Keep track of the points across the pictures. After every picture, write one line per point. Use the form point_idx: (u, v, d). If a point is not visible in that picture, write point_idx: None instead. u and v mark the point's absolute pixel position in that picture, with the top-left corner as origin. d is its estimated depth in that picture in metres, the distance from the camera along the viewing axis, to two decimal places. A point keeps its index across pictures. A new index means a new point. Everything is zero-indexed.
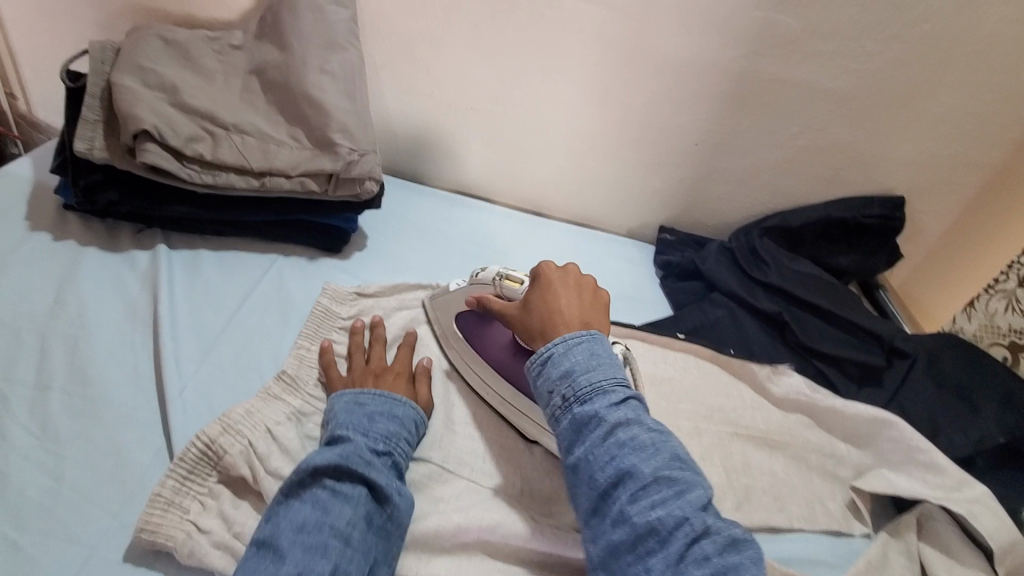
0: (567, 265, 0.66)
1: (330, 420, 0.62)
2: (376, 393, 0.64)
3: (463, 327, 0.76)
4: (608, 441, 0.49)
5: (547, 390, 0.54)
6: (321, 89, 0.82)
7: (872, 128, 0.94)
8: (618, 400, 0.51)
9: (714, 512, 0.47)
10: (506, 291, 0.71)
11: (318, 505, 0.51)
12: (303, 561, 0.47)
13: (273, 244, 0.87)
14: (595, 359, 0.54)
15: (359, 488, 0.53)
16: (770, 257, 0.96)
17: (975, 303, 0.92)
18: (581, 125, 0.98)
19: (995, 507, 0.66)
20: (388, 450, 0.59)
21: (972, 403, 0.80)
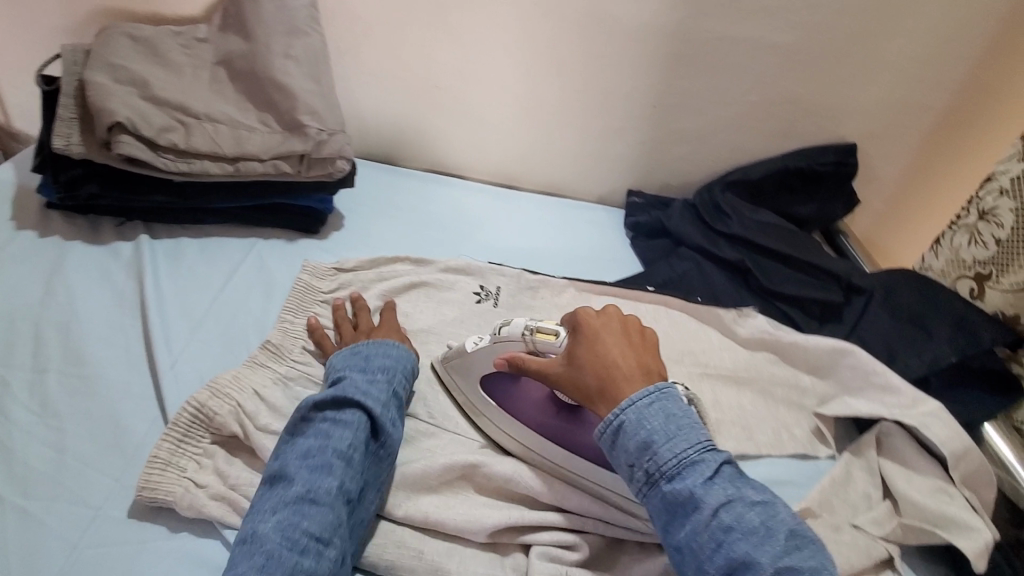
0: (605, 307, 0.64)
1: (331, 364, 0.66)
2: (366, 342, 0.68)
3: (488, 391, 0.69)
4: (711, 525, 0.49)
5: (628, 464, 0.54)
6: (287, 73, 0.85)
7: (820, 80, 0.98)
8: (712, 474, 0.51)
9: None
10: (539, 346, 0.65)
11: (320, 433, 0.56)
12: (308, 481, 0.53)
13: (253, 229, 0.90)
14: (675, 425, 0.53)
15: (357, 415, 0.58)
16: (731, 209, 1.00)
17: (941, 240, 0.94)
18: (542, 96, 1.02)
19: (947, 417, 0.70)
20: (386, 380, 0.63)
21: (927, 328, 0.84)
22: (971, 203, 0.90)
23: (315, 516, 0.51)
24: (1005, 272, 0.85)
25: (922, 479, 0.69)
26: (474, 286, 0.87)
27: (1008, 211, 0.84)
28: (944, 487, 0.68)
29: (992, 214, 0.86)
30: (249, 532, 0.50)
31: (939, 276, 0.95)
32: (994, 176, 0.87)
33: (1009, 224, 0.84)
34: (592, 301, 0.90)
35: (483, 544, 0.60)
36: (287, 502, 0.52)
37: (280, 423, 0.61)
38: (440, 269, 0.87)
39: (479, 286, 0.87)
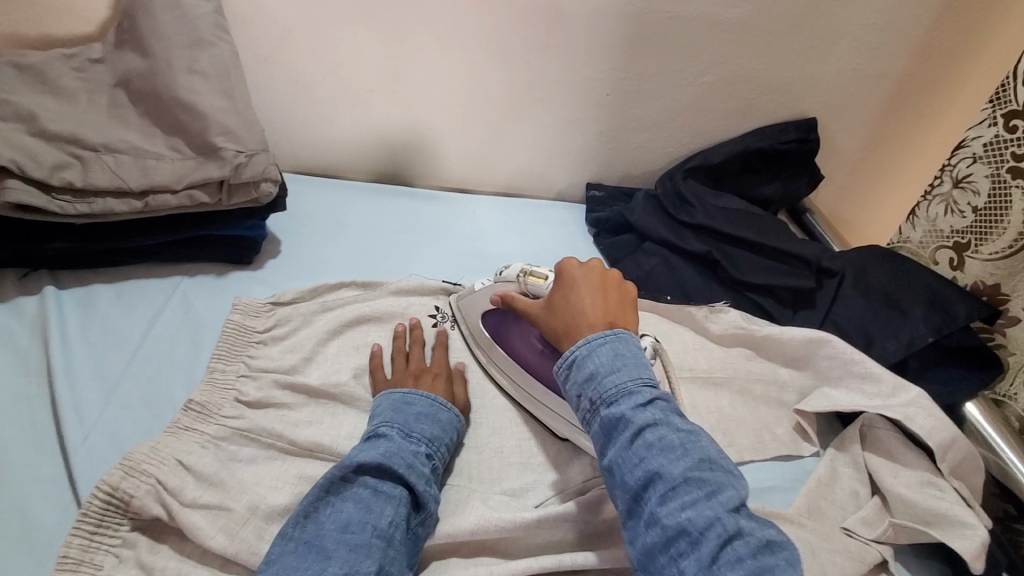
0: (591, 261, 0.63)
1: (373, 418, 0.62)
2: (423, 394, 0.65)
3: (489, 323, 0.75)
4: (636, 443, 0.48)
5: (574, 393, 0.53)
6: (194, 91, 0.76)
7: (775, 54, 0.93)
8: (645, 400, 0.50)
9: (746, 514, 0.45)
10: (531, 288, 0.68)
11: (363, 503, 0.52)
12: (348, 560, 0.48)
13: (176, 266, 0.82)
14: (620, 359, 0.52)
15: (401, 489, 0.54)
16: (694, 198, 0.95)
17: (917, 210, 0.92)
18: (489, 93, 0.95)
19: (930, 405, 0.68)
20: (429, 453, 0.60)
21: (901, 308, 0.81)
22: (944, 171, 0.88)
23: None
24: (983, 240, 0.82)
25: (909, 472, 0.66)
26: (429, 308, 0.80)
27: (983, 177, 0.82)
28: (932, 479, 0.65)
29: (967, 181, 0.83)
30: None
31: (918, 247, 0.93)
32: (965, 142, 0.84)
33: (985, 190, 0.81)
34: None
35: None
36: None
37: (212, 494, 0.55)
38: (391, 291, 0.80)
39: (434, 308, 0.80)
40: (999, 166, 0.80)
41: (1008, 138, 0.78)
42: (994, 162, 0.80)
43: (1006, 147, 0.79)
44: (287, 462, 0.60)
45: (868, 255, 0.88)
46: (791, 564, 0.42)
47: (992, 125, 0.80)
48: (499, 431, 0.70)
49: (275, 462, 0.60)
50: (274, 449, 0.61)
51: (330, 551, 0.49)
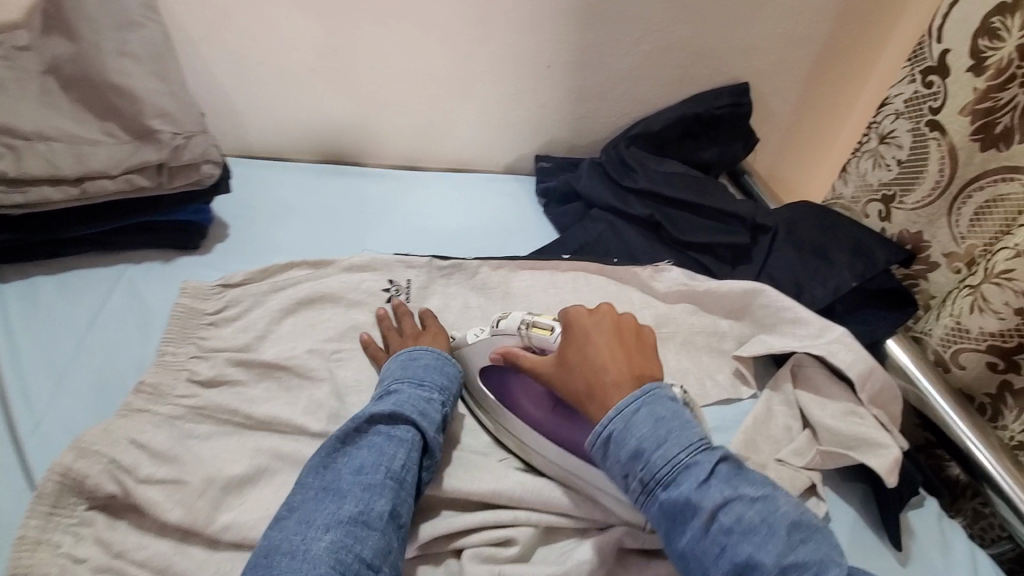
0: (599, 307, 0.64)
1: (383, 376, 0.66)
2: (427, 349, 0.68)
3: (490, 382, 0.70)
4: (712, 529, 0.49)
5: (623, 475, 0.54)
6: (126, 75, 0.74)
7: (708, 22, 0.97)
8: (705, 475, 0.51)
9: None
10: (535, 341, 0.66)
11: (377, 447, 0.56)
12: (362, 499, 0.52)
13: (121, 254, 0.80)
14: (665, 429, 0.53)
15: (414, 434, 0.58)
16: (637, 164, 0.99)
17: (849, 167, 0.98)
18: (433, 69, 0.96)
19: (851, 342, 0.73)
20: (441, 401, 0.63)
21: (828, 257, 0.87)
22: (871, 128, 0.94)
23: (366, 540, 0.50)
24: (906, 191, 0.88)
25: (835, 404, 0.72)
26: (382, 283, 0.80)
27: (905, 131, 0.87)
28: (854, 409, 0.71)
29: (892, 135, 0.89)
30: (301, 553, 0.48)
31: (851, 202, 0.99)
32: (889, 99, 0.90)
33: (907, 144, 0.87)
34: (509, 279, 0.86)
35: (413, 558, 0.58)
36: (340, 521, 0.50)
37: (165, 470, 0.57)
38: (345, 268, 0.81)
39: (389, 281, 0.81)
40: (919, 119, 0.85)
41: (926, 93, 0.84)
42: (914, 117, 0.86)
43: (924, 101, 0.84)
44: (245, 436, 0.61)
45: (818, 214, 0.92)
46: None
47: (912, 81, 0.86)
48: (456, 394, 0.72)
49: (231, 437, 0.61)
50: (230, 424, 0.62)
51: (345, 491, 0.53)
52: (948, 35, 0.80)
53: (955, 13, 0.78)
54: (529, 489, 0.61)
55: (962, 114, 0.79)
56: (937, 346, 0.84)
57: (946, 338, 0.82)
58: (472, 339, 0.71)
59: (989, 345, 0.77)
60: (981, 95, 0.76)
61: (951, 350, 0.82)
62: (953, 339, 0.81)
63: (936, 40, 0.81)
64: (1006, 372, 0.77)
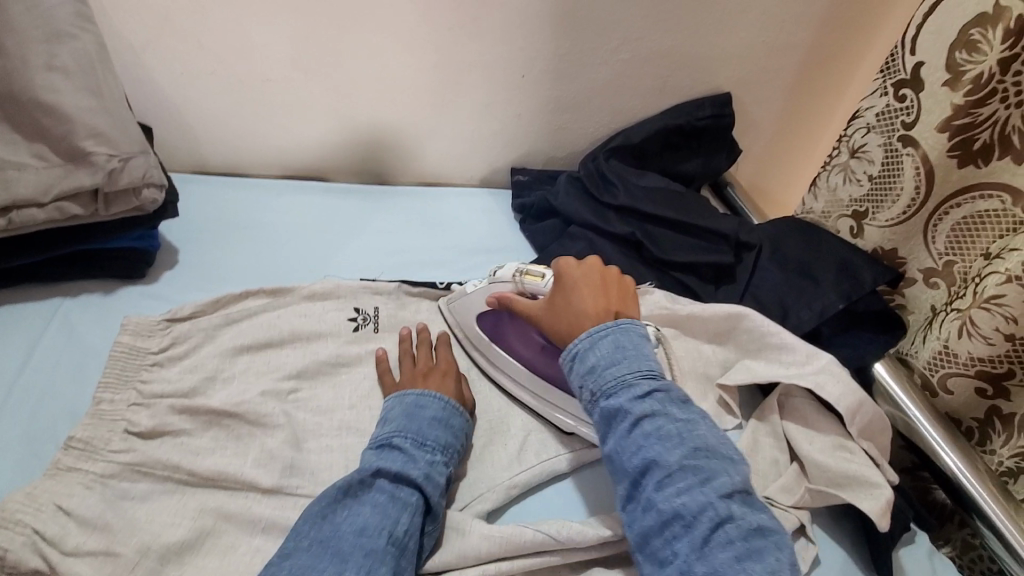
0: (588, 258, 0.65)
1: (386, 419, 0.62)
2: (436, 396, 0.64)
3: (484, 325, 0.74)
4: (635, 432, 0.52)
5: (576, 384, 0.57)
6: (55, 91, 0.66)
7: (688, 29, 0.92)
8: (643, 392, 0.53)
9: (740, 501, 0.49)
10: (528, 287, 0.68)
11: (380, 508, 0.53)
12: (363, 566, 0.49)
13: (57, 286, 0.74)
14: (620, 351, 0.56)
15: (419, 498, 0.55)
16: (617, 178, 0.95)
17: (818, 181, 0.94)
18: (400, 80, 0.90)
19: (839, 371, 0.70)
20: (445, 460, 0.60)
21: (814, 276, 0.84)
22: (840, 142, 0.90)
23: None
24: (878, 207, 0.85)
25: (823, 437, 0.69)
26: (347, 312, 0.74)
27: (877, 146, 0.84)
28: (843, 442, 0.68)
29: (863, 150, 0.86)
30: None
31: (820, 217, 0.95)
32: (860, 113, 0.86)
33: (879, 159, 0.84)
34: None
35: None
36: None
37: (95, 539, 0.51)
38: (305, 296, 0.74)
39: (354, 309, 0.75)
40: (891, 134, 0.82)
41: (898, 108, 0.80)
42: (885, 131, 0.83)
43: (897, 115, 0.81)
44: (188, 495, 0.56)
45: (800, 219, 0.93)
46: (774, 545, 0.47)
47: (884, 94, 0.82)
48: None
49: (172, 496, 0.56)
50: (171, 482, 0.57)
51: (346, 554, 0.50)
52: (923, 47, 0.76)
53: (930, 23, 0.75)
54: (498, 544, 0.56)
55: (938, 130, 0.76)
56: (923, 370, 0.81)
57: (932, 362, 0.80)
58: (470, 290, 0.74)
59: (977, 371, 0.74)
60: (957, 110, 0.74)
61: (938, 375, 0.79)
62: (939, 364, 0.79)
63: (909, 52, 0.78)
64: (995, 398, 0.75)
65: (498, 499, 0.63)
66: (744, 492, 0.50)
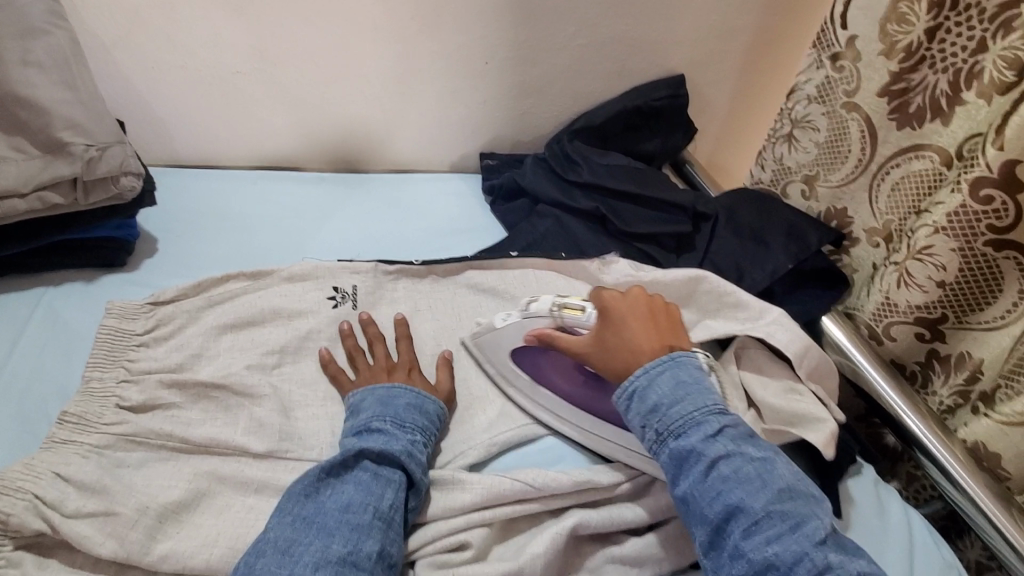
0: (630, 289, 0.68)
1: (360, 407, 0.65)
2: (407, 387, 0.66)
3: (522, 363, 0.72)
4: (711, 475, 0.55)
5: (640, 424, 0.60)
6: (31, 84, 0.68)
7: (641, 14, 0.98)
8: (714, 432, 0.57)
9: (832, 545, 0.52)
10: (568, 322, 0.68)
11: (364, 486, 0.56)
12: (350, 539, 0.52)
13: (40, 276, 0.76)
14: (683, 390, 0.60)
15: (401, 474, 0.58)
16: (579, 157, 1.00)
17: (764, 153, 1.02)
18: (368, 70, 0.93)
19: (789, 323, 0.76)
20: (425, 441, 0.63)
21: (765, 241, 0.90)
22: (783, 114, 0.97)
23: None
24: (831, 170, 0.92)
25: (775, 382, 0.74)
26: (327, 290, 0.78)
27: (820, 115, 0.91)
28: (794, 386, 0.74)
29: (806, 120, 0.93)
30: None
31: (770, 185, 1.03)
32: (798, 86, 0.94)
33: (823, 126, 0.91)
34: (457, 281, 0.85)
35: None
36: (329, 562, 0.51)
37: (94, 502, 0.54)
38: (284, 278, 0.77)
39: (333, 288, 0.78)
40: (832, 103, 0.89)
41: (837, 77, 0.88)
42: (828, 102, 0.90)
43: (837, 85, 0.88)
44: (183, 460, 0.59)
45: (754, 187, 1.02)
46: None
47: (819, 67, 0.90)
48: None
49: (168, 463, 0.59)
50: (166, 449, 0.60)
51: (333, 528, 0.53)
52: (853, 22, 0.84)
53: (857, 1, 0.83)
54: (482, 495, 0.60)
55: (879, 95, 0.83)
56: (868, 321, 0.88)
57: (877, 313, 0.86)
58: (502, 324, 0.72)
59: (916, 317, 0.81)
60: (895, 77, 0.81)
61: (882, 325, 0.86)
62: (883, 314, 0.85)
63: (840, 27, 0.86)
64: (933, 341, 0.82)
65: (479, 453, 0.67)
66: (832, 535, 0.53)
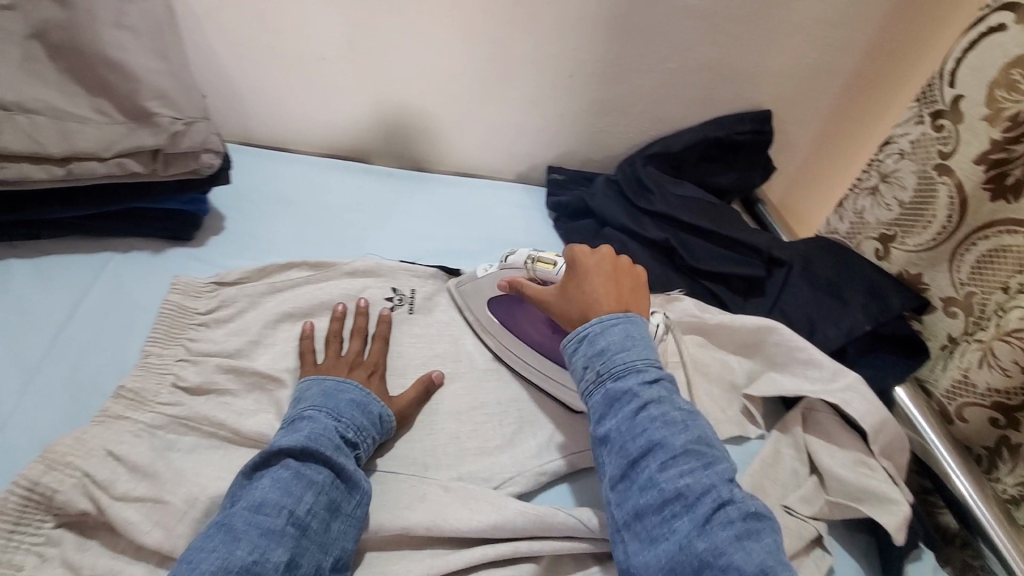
0: (600, 249, 0.66)
1: (300, 400, 0.60)
2: (357, 385, 0.63)
3: (495, 310, 0.74)
4: (639, 414, 0.53)
5: (582, 366, 0.58)
6: (122, 49, 0.68)
7: (735, 45, 0.94)
8: (651, 378, 0.55)
9: (739, 487, 0.51)
10: (540, 274, 0.69)
11: (283, 485, 0.50)
12: (257, 546, 0.46)
13: (106, 241, 0.75)
14: (630, 340, 0.58)
15: (325, 474, 0.53)
16: (654, 185, 0.96)
17: (844, 204, 0.98)
18: (451, 70, 0.91)
19: (864, 390, 0.72)
20: (355, 442, 0.58)
21: (841, 297, 0.86)
22: (871, 166, 0.93)
23: None
24: (909, 233, 0.87)
25: (844, 453, 0.71)
26: (386, 292, 0.76)
27: (910, 173, 0.86)
28: (864, 459, 0.70)
29: (894, 175, 0.88)
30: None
31: (844, 238, 0.98)
32: (892, 139, 0.89)
33: (911, 185, 0.86)
34: None
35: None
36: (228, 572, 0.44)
37: (143, 487, 0.52)
38: (346, 272, 0.76)
39: (392, 290, 0.77)
40: (927, 163, 0.84)
41: (934, 137, 0.83)
42: (920, 160, 0.85)
43: (933, 144, 0.83)
44: (230, 451, 0.57)
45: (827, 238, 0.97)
46: (771, 529, 0.48)
47: (919, 122, 0.85)
48: (454, 417, 0.68)
49: (216, 452, 0.57)
50: (216, 438, 0.58)
51: (239, 532, 0.47)
52: (961, 81, 0.78)
53: (969, 60, 0.77)
54: (529, 530, 0.56)
55: (975, 161, 0.78)
56: (941, 398, 0.83)
57: (951, 391, 0.81)
58: (481, 275, 0.75)
59: (993, 402, 0.76)
60: (994, 146, 0.75)
61: (955, 404, 0.81)
62: (958, 393, 0.80)
63: (947, 84, 0.80)
64: (1006, 428, 0.76)
65: (528, 483, 0.63)
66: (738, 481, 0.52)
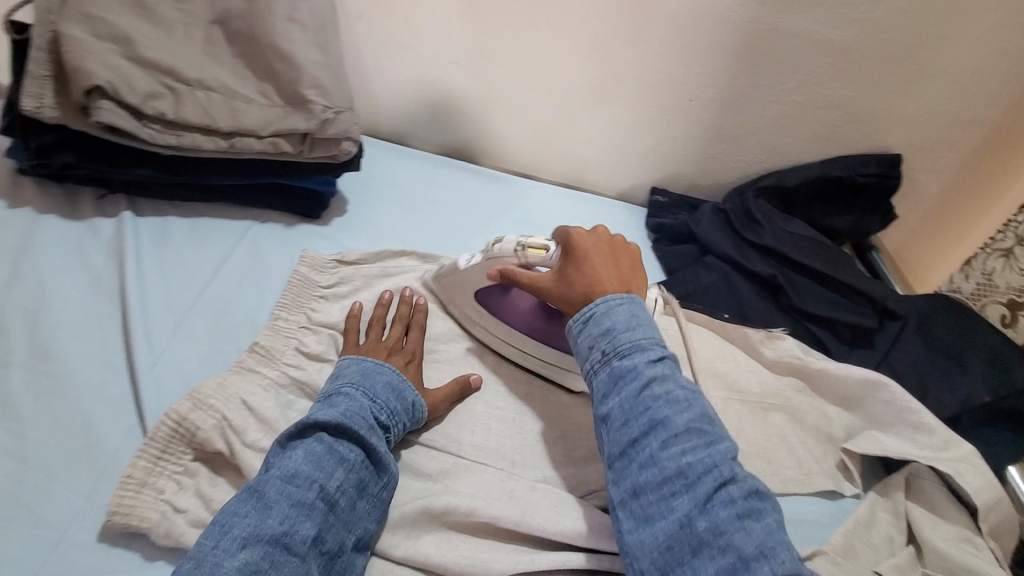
0: (596, 229, 0.67)
1: (338, 376, 0.62)
2: (393, 368, 0.64)
3: (484, 301, 0.73)
4: (644, 393, 0.52)
5: (587, 345, 0.57)
6: (290, 41, 0.75)
7: (871, 84, 0.89)
8: (656, 356, 0.54)
9: (740, 467, 0.49)
10: (531, 260, 0.67)
11: (316, 459, 0.53)
12: (288, 517, 0.49)
13: (246, 209, 0.83)
14: (635, 320, 0.57)
15: (356, 454, 0.54)
16: (764, 219, 0.93)
17: (971, 262, 0.91)
18: (571, 84, 0.94)
19: (980, 464, 0.66)
20: (387, 425, 0.59)
21: (963, 362, 0.79)
22: (1008, 227, 0.86)
23: (282, 566, 0.47)
24: None
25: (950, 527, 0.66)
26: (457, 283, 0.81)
27: None
28: (970, 537, 0.64)
29: None
30: (208, 565, 0.45)
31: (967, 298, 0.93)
32: None
33: None
34: None
35: None
36: (260, 539, 0.47)
37: (268, 438, 0.57)
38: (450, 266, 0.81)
39: None
40: None
41: None
42: None
43: None
44: None
45: (947, 294, 0.91)
46: (772, 509, 0.47)
47: None
48: (542, 420, 0.69)
49: None
50: None
51: (272, 501, 0.50)
52: None
53: None
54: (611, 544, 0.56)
55: None
56: None
57: None
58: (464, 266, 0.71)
59: None
60: None
61: None
62: None
63: None
64: None
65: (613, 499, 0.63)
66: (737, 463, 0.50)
